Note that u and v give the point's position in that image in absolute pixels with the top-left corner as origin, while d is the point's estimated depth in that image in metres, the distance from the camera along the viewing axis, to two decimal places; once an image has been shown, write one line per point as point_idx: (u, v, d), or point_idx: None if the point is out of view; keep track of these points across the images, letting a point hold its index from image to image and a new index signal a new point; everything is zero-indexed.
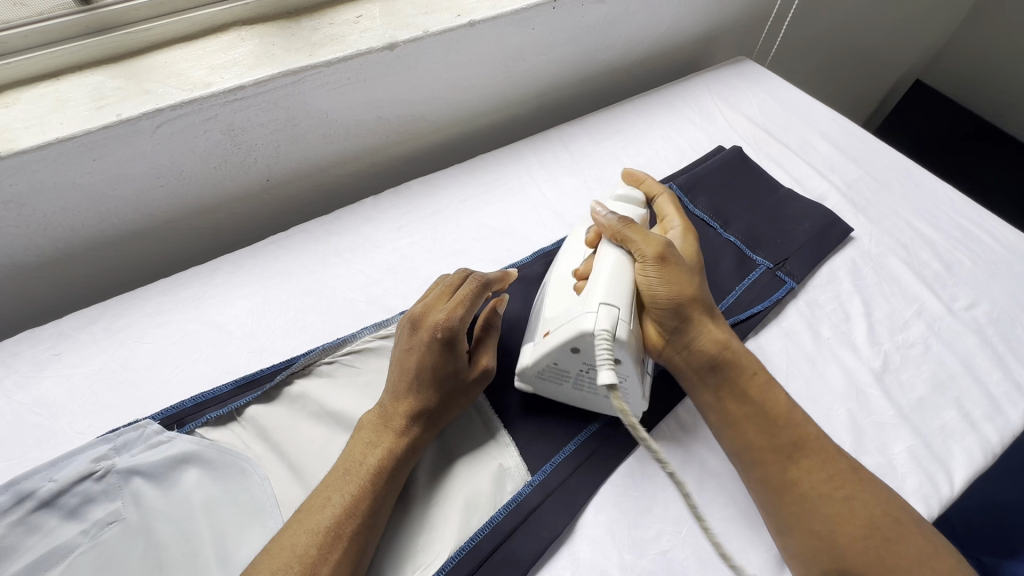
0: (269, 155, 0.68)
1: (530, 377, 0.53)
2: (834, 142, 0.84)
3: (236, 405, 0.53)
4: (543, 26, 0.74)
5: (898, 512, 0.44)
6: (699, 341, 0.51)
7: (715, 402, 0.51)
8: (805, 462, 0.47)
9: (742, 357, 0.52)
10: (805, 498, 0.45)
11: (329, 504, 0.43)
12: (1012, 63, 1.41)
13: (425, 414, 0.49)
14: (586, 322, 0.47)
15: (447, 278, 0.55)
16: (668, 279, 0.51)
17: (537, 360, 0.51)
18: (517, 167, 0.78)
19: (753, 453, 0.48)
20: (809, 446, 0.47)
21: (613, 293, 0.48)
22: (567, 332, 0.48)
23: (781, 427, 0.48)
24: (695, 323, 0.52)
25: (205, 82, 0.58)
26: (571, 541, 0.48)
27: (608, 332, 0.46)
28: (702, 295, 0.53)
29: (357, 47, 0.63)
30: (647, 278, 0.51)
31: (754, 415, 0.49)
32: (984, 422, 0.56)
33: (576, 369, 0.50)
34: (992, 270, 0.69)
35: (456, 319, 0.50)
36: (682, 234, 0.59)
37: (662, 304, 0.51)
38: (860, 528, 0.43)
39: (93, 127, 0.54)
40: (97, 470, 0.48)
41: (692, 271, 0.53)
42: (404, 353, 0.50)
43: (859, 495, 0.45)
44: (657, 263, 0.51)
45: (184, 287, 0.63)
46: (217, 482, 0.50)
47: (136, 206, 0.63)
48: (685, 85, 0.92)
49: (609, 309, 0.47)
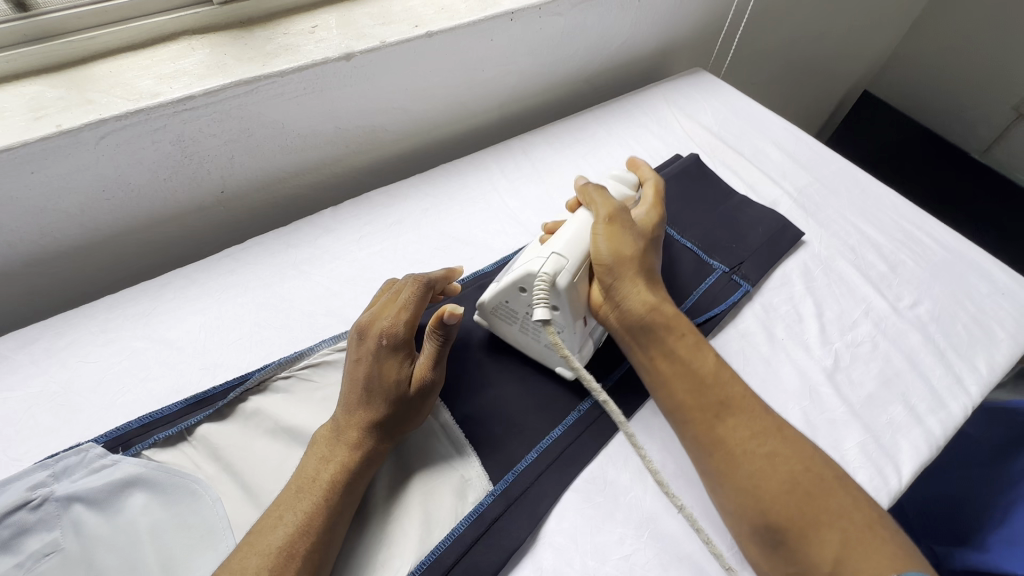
0: (223, 166, 0.66)
1: (489, 312, 0.57)
2: (785, 149, 0.87)
3: (186, 424, 0.51)
4: (502, 37, 0.75)
5: (821, 469, 0.45)
6: (634, 300, 0.53)
7: (647, 359, 0.52)
8: (731, 420, 0.47)
9: (673, 322, 0.53)
10: (731, 454, 0.46)
11: (281, 523, 0.42)
12: (952, 73, 1.50)
13: (377, 423, 0.48)
14: (534, 265, 0.51)
15: (394, 284, 0.55)
16: (611, 238, 0.54)
17: (494, 295, 0.55)
18: (479, 176, 0.78)
19: (680, 409, 0.49)
20: (735, 404, 0.48)
21: (568, 246, 0.53)
22: (518, 273, 0.52)
23: (707, 385, 0.49)
24: (631, 283, 0.53)
25: (153, 92, 0.57)
26: (534, 550, 0.48)
27: (547, 276, 0.50)
28: (642, 257, 0.55)
29: (312, 57, 0.62)
30: (596, 235, 0.54)
31: (682, 373, 0.50)
32: (928, 415, 0.59)
33: (522, 312, 0.54)
34: (933, 270, 0.72)
35: (402, 326, 0.50)
36: (649, 210, 0.60)
37: (605, 259, 0.53)
38: (785, 482, 0.44)
39: (31, 138, 0.52)
40: (33, 499, 0.45)
41: (639, 235, 0.56)
42: (353, 365, 0.50)
43: (783, 452, 0.46)
44: (606, 222, 0.55)
45: (132, 303, 0.61)
46: (166, 506, 0.48)
47: (80, 219, 0.61)
48: (643, 95, 0.94)
49: (557, 257, 0.51)
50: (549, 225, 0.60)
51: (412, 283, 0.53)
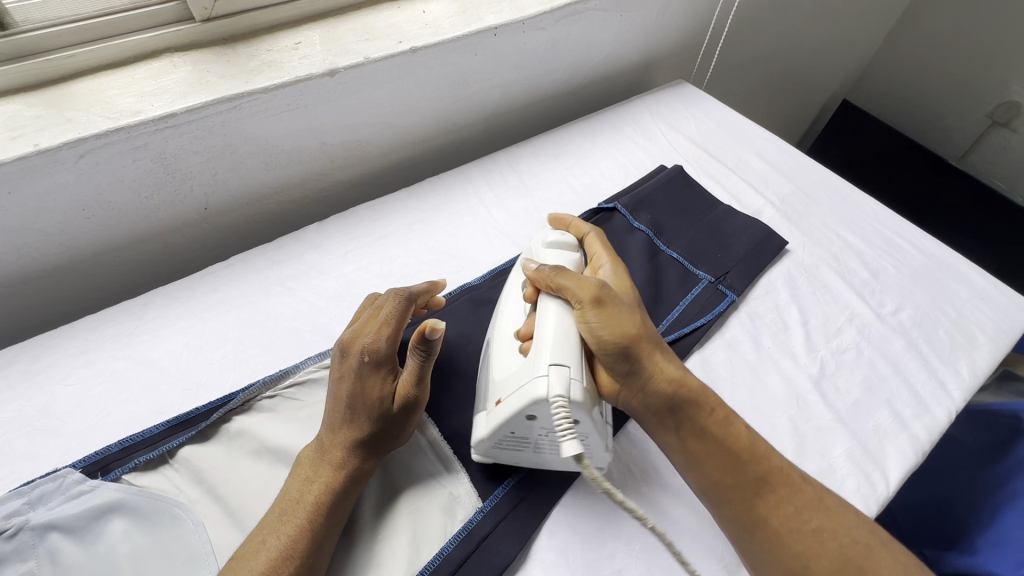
0: (206, 183, 0.66)
1: (487, 448, 0.50)
2: (767, 159, 0.88)
3: (168, 446, 0.50)
4: (486, 52, 0.76)
5: (868, 537, 0.45)
6: (656, 380, 0.50)
7: (677, 440, 0.50)
8: (771, 497, 0.47)
9: (699, 393, 0.51)
10: (778, 536, 0.45)
11: (264, 547, 0.41)
12: (927, 82, 1.54)
13: (361, 440, 0.47)
14: (537, 389, 0.45)
15: (376, 299, 0.55)
16: (608, 322, 0.50)
17: (493, 430, 0.48)
18: (465, 190, 0.78)
19: (720, 491, 0.48)
20: (774, 479, 0.48)
21: (560, 353, 0.47)
22: (520, 401, 0.45)
23: (745, 463, 0.48)
24: (647, 362, 0.50)
25: (133, 110, 0.56)
26: (524, 567, 0.47)
27: (564, 398, 0.44)
28: (646, 332, 0.52)
29: (295, 74, 0.62)
30: (589, 325, 0.50)
31: (715, 450, 0.49)
32: (914, 421, 0.59)
33: (535, 434, 0.48)
34: (914, 276, 0.73)
35: (384, 341, 0.49)
36: (615, 269, 0.60)
37: (609, 346, 0.50)
38: (835, 561, 0.44)
39: (6, 158, 0.51)
40: (8, 528, 0.44)
41: (630, 307, 0.53)
42: (336, 383, 0.49)
43: (827, 525, 0.45)
44: (594, 307, 0.50)
45: (112, 323, 0.60)
46: (146, 532, 0.47)
47: (60, 240, 0.60)
48: (627, 107, 0.95)
49: (559, 369, 0.45)
50: (517, 330, 0.53)
51: (394, 297, 0.52)
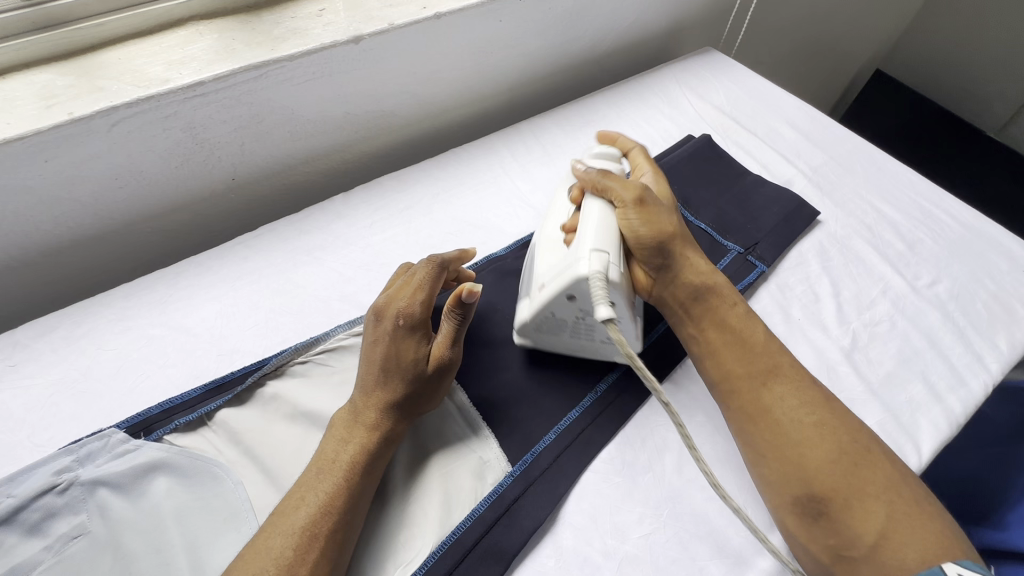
0: (234, 153, 0.66)
1: (530, 331, 0.56)
2: (799, 128, 0.85)
3: (206, 409, 0.52)
4: (510, 17, 0.74)
5: (869, 443, 0.45)
6: (684, 275, 0.54)
7: (697, 331, 0.53)
8: (778, 388, 0.48)
9: (723, 290, 0.54)
10: (777, 423, 0.47)
11: (304, 504, 0.42)
12: (967, 48, 1.47)
13: (396, 403, 0.48)
14: (579, 269, 0.49)
15: (407, 266, 0.55)
16: (646, 219, 0.53)
17: (535, 311, 0.53)
18: (489, 160, 0.77)
19: (730, 380, 0.50)
20: (782, 375, 0.49)
21: (602, 240, 0.51)
22: (562, 280, 0.50)
23: (762, 370, 0.49)
24: (680, 258, 0.54)
25: (162, 79, 0.57)
26: (554, 530, 0.48)
27: (602, 274, 0.48)
28: (682, 234, 0.55)
29: (320, 41, 0.62)
30: (630, 221, 0.53)
31: (732, 340, 0.51)
32: (948, 394, 0.58)
33: (572, 316, 0.52)
34: (952, 248, 0.71)
35: (419, 306, 0.49)
36: (656, 180, 0.62)
37: (647, 243, 0.53)
38: (831, 453, 0.44)
39: (43, 126, 0.52)
40: (59, 483, 0.46)
41: (669, 211, 0.56)
42: (371, 347, 0.50)
43: (829, 422, 0.46)
44: (636, 206, 0.54)
45: (147, 291, 0.61)
46: (188, 490, 0.48)
47: (93, 209, 0.61)
48: (654, 76, 0.93)
49: (599, 253, 0.49)
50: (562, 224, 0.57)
51: (425, 262, 0.52)
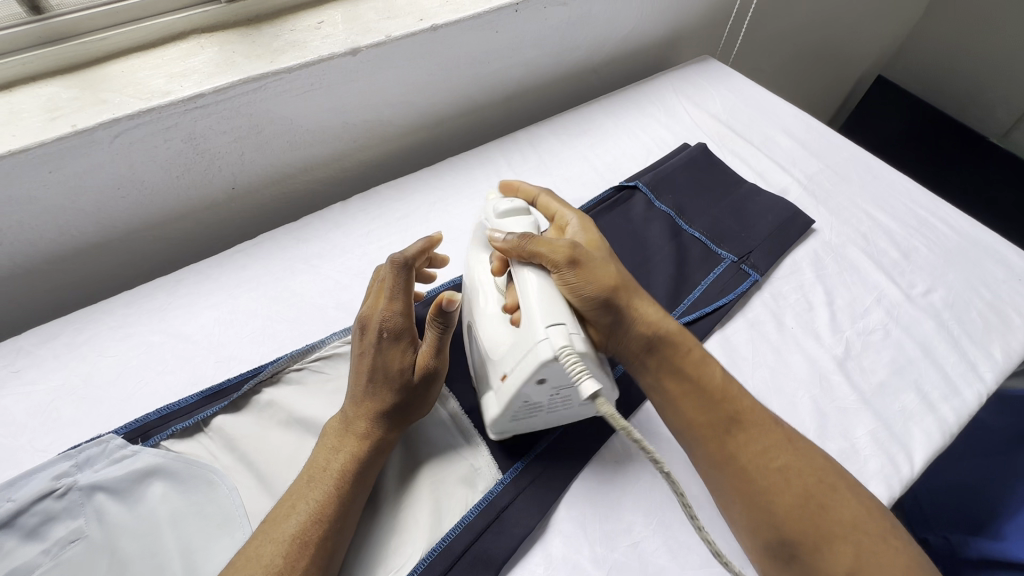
0: (233, 163, 0.67)
1: (504, 422, 0.49)
2: (795, 136, 0.86)
3: (202, 416, 0.53)
4: (506, 28, 0.75)
5: (834, 479, 0.45)
6: (638, 326, 0.51)
7: (656, 381, 0.51)
8: (742, 435, 0.47)
9: (676, 335, 0.51)
10: (744, 472, 0.46)
11: (294, 512, 0.43)
12: (970, 54, 1.46)
13: (383, 411, 0.48)
14: (543, 351, 0.44)
15: (382, 270, 0.54)
16: (586, 280, 0.49)
17: (505, 404, 0.47)
18: (485, 169, 0.78)
19: (693, 431, 0.48)
20: (744, 417, 0.48)
21: (551, 312, 0.46)
22: (528, 367, 0.44)
23: (728, 416, 0.48)
24: (629, 310, 0.50)
25: (164, 91, 0.58)
26: (543, 537, 0.49)
27: (569, 347, 0.43)
28: (625, 283, 0.52)
29: (318, 53, 0.63)
30: (570, 286, 0.49)
31: (690, 391, 0.49)
32: (942, 403, 0.58)
33: (547, 396, 0.47)
34: (948, 256, 0.71)
35: (401, 317, 0.50)
36: (582, 223, 0.58)
37: (593, 304, 0.49)
38: (797, 497, 0.44)
39: (47, 138, 0.53)
40: (57, 488, 0.47)
41: (606, 261, 0.52)
42: (357, 358, 0.50)
43: (794, 466, 0.45)
44: (572, 268, 0.49)
45: (148, 299, 0.62)
46: (183, 495, 0.49)
47: (96, 218, 0.63)
48: (651, 84, 0.93)
49: (557, 327, 0.44)
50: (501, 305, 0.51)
51: (397, 268, 0.52)
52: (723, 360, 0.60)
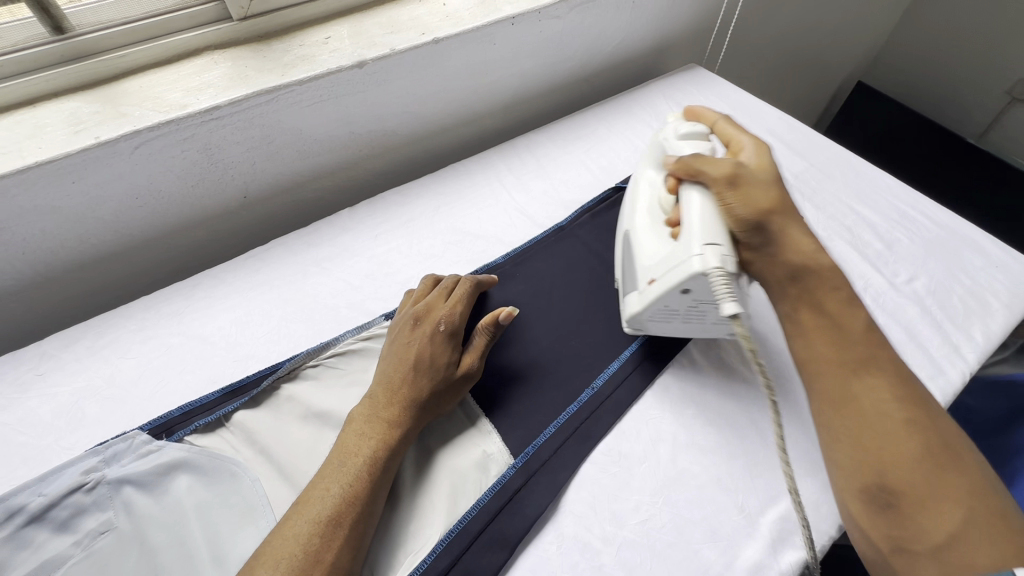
0: (246, 172, 0.70)
1: (642, 320, 0.58)
2: (781, 138, 0.90)
3: (223, 411, 0.55)
4: (504, 41, 0.79)
5: (953, 443, 0.43)
6: (793, 253, 0.51)
7: (790, 310, 0.52)
8: (871, 380, 0.46)
9: (829, 272, 0.51)
10: (861, 413, 0.45)
11: (328, 494, 0.45)
12: (945, 60, 1.53)
13: (420, 401, 0.52)
14: (694, 266, 0.49)
15: (438, 282, 0.62)
16: (744, 199, 0.52)
17: (647, 305, 0.55)
18: (487, 174, 0.81)
19: (819, 365, 0.48)
20: (876, 364, 0.47)
21: (709, 232, 0.50)
22: (676, 277, 0.50)
23: (862, 361, 0.47)
24: (780, 239, 0.52)
25: (181, 104, 0.61)
26: (555, 518, 0.51)
27: (721, 271, 0.47)
28: (784, 204, 0.53)
29: (327, 66, 0.66)
30: (728, 206, 0.52)
31: (826, 324, 0.49)
32: (927, 383, 0.61)
33: (684, 306, 0.54)
34: (929, 246, 0.75)
35: (459, 317, 0.57)
36: (759, 152, 0.57)
37: (749, 224, 0.51)
38: (915, 448, 0.42)
39: (72, 150, 0.56)
40: (87, 482, 0.49)
41: (766, 183, 0.54)
42: (404, 346, 0.55)
43: (918, 418, 0.44)
44: (730, 188, 0.52)
45: (165, 303, 0.65)
46: (208, 487, 0.51)
47: (114, 227, 0.65)
48: (641, 92, 0.98)
49: (713, 249, 0.48)
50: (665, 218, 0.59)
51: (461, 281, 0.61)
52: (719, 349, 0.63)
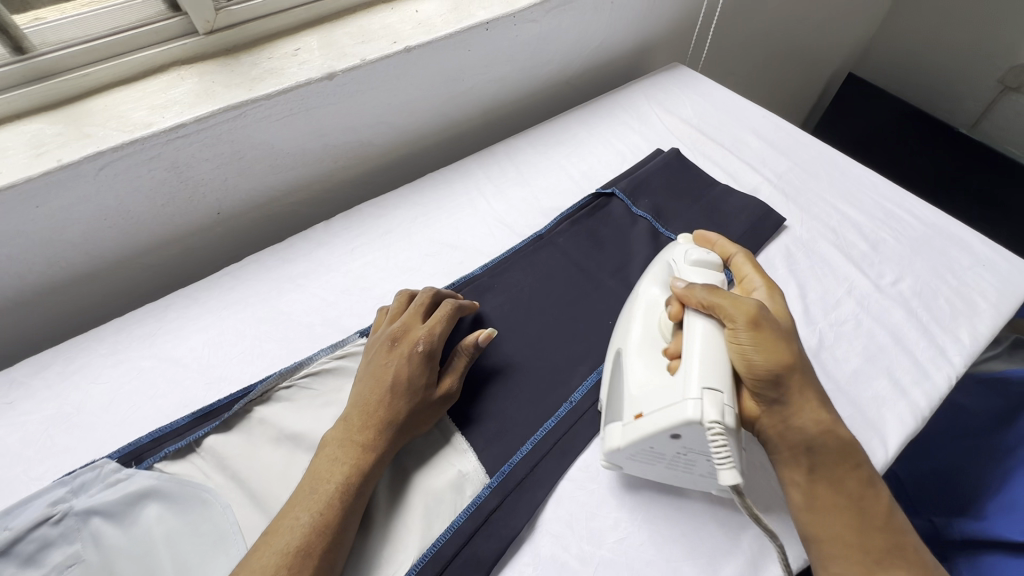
0: (218, 189, 0.69)
1: (621, 456, 0.49)
2: (765, 137, 0.88)
3: (194, 436, 0.54)
4: (479, 47, 0.77)
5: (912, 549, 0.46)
6: (803, 416, 0.48)
7: (797, 475, 0.49)
8: (893, 572, 0.45)
9: (842, 445, 0.48)
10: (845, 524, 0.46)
11: (298, 524, 0.44)
12: (934, 50, 1.51)
13: (396, 424, 0.51)
14: (693, 412, 0.43)
15: (416, 296, 0.61)
16: (762, 348, 0.47)
17: (632, 443, 0.47)
18: (465, 183, 0.80)
19: (810, 488, 0.48)
20: (898, 554, 0.46)
21: (711, 374, 0.45)
22: (668, 420, 0.44)
23: (876, 527, 0.47)
24: (797, 397, 0.48)
25: (146, 123, 0.60)
26: (532, 538, 0.50)
27: (720, 424, 0.42)
28: (802, 364, 0.49)
29: (295, 79, 0.65)
30: (743, 347, 0.47)
31: (845, 502, 0.47)
32: (912, 388, 0.60)
33: (672, 451, 0.47)
34: (915, 246, 0.73)
35: (437, 337, 0.55)
36: (772, 297, 0.55)
37: (761, 375, 0.47)
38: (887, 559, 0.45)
39: (33, 174, 0.55)
40: (54, 514, 0.47)
41: (787, 335, 0.49)
42: (381, 367, 0.53)
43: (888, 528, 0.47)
44: (750, 329, 0.47)
45: (137, 325, 0.64)
46: (179, 515, 0.50)
47: (84, 249, 0.64)
48: (623, 93, 0.96)
49: (713, 395, 0.43)
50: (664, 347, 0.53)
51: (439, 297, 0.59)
52: None
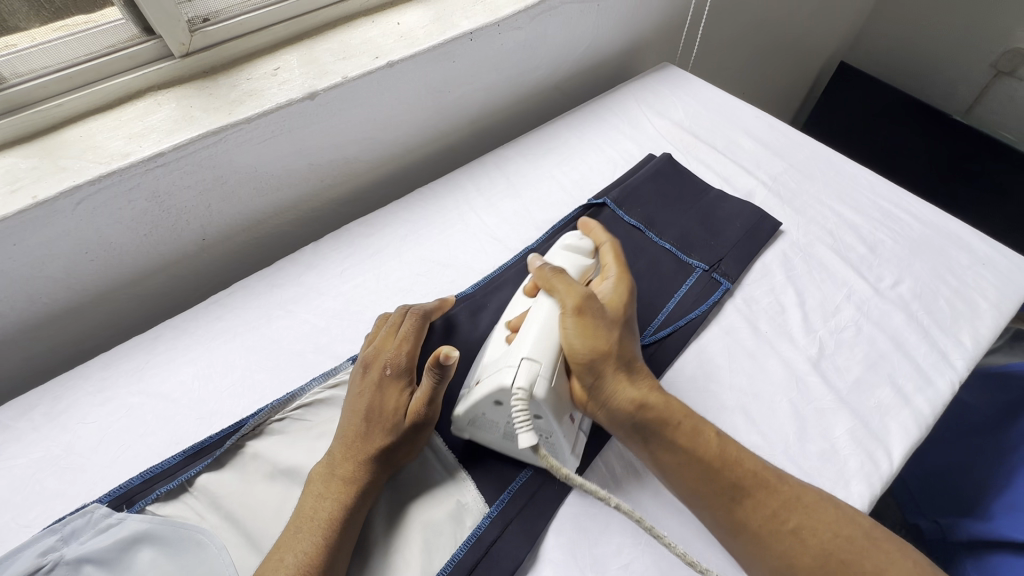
0: (201, 215, 0.68)
1: (464, 423, 0.53)
2: (757, 138, 0.87)
3: (187, 475, 0.53)
4: (462, 58, 0.76)
5: (848, 528, 0.46)
6: (620, 397, 0.51)
7: (646, 453, 0.51)
8: (747, 503, 0.47)
9: (666, 412, 0.51)
10: (755, 536, 0.46)
11: (284, 564, 0.43)
12: (926, 37, 1.49)
13: (375, 452, 0.49)
14: (505, 378, 0.49)
15: (389, 316, 0.59)
16: (582, 332, 0.52)
17: (466, 409, 0.51)
18: (454, 197, 0.79)
19: (694, 497, 0.48)
20: (752, 484, 0.47)
21: (538, 348, 0.50)
22: (488, 386, 0.49)
23: (717, 469, 0.48)
24: (613, 380, 0.51)
25: (123, 153, 0.58)
26: (534, 568, 0.49)
27: (525, 391, 0.48)
28: (618, 349, 0.53)
29: (275, 101, 0.64)
30: (565, 333, 0.52)
31: (686, 466, 0.49)
32: (915, 395, 0.59)
33: (502, 420, 0.51)
34: (913, 247, 0.72)
35: (405, 357, 0.54)
36: (616, 284, 0.58)
37: (582, 360, 0.52)
38: (817, 556, 0.45)
39: (8, 213, 0.53)
40: (44, 564, 0.46)
41: (611, 322, 0.54)
42: (355, 397, 0.53)
43: (807, 524, 0.46)
44: (573, 315, 0.53)
45: (125, 360, 0.63)
46: (173, 559, 0.49)
47: (67, 284, 0.63)
48: (613, 97, 0.95)
49: (529, 364, 0.49)
50: (508, 320, 0.57)
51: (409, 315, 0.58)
52: (701, 371, 0.61)
